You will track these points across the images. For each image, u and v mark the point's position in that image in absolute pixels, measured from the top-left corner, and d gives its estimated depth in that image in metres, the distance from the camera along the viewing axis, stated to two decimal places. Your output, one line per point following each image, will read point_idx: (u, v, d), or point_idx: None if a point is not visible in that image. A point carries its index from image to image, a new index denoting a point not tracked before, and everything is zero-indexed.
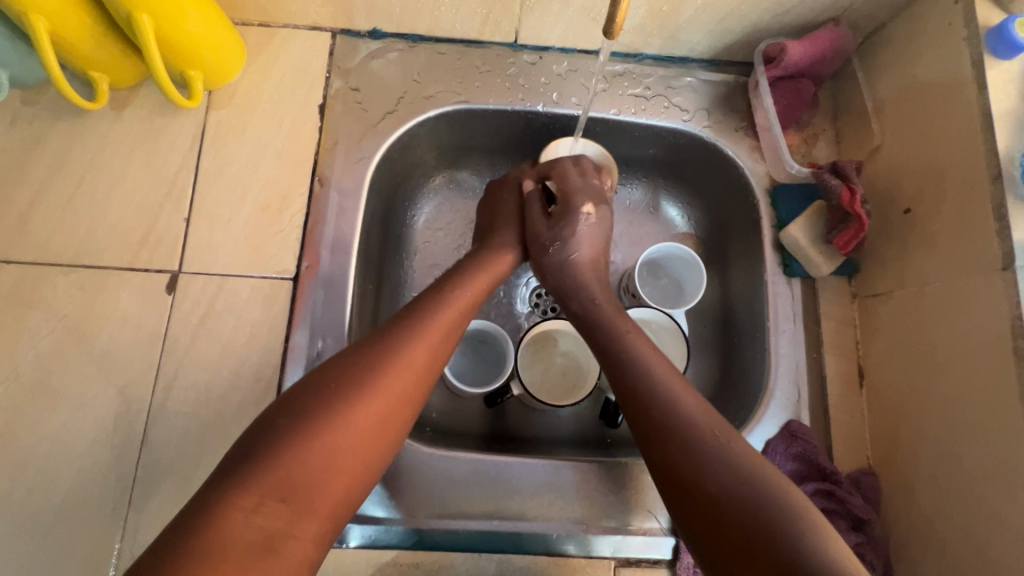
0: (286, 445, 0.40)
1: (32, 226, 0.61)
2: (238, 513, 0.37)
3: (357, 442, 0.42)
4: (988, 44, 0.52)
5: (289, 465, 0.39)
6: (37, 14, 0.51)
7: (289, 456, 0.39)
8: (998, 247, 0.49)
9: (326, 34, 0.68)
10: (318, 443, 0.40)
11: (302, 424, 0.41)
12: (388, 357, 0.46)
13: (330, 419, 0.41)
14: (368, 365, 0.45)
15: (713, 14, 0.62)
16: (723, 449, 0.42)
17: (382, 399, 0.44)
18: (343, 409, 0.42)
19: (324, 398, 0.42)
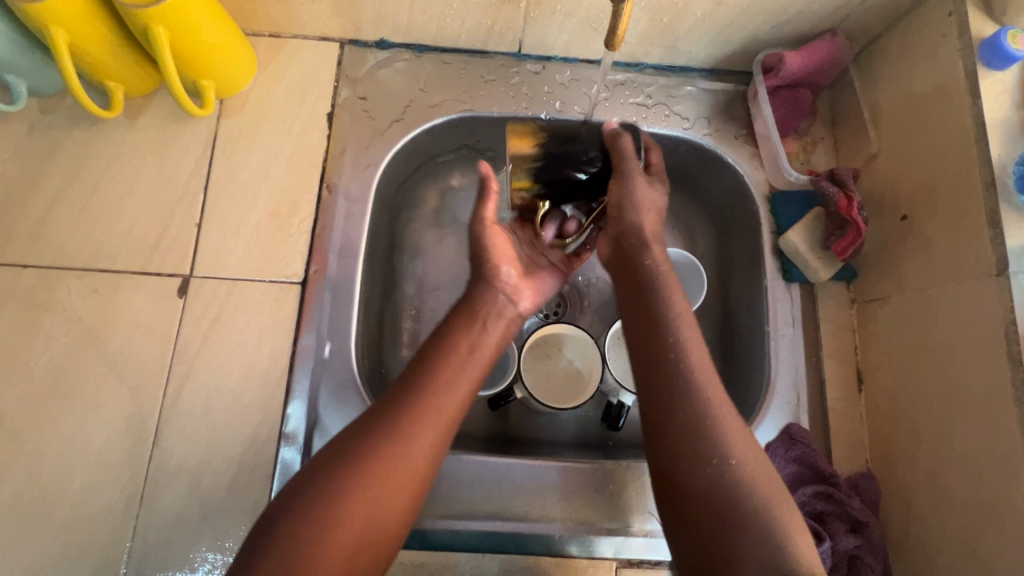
0: (287, 542, 0.40)
1: (49, 231, 0.63)
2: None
3: (353, 531, 0.41)
4: (981, 55, 0.54)
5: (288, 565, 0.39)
6: (57, 26, 0.53)
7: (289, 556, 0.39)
8: (993, 254, 0.50)
9: (334, 45, 0.70)
10: (310, 541, 0.40)
11: (295, 520, 0.41)
12: (389, 432, 0.44)
13: (327, 513, 0.41)
14: (366, 446, 0.44)
15: (712, 26, 0.64)
16: (727, 479, 0.42)
17: (388, 481, 0.43)
18: (337, 499, 0.41)
19: (318, 487, 0.42)
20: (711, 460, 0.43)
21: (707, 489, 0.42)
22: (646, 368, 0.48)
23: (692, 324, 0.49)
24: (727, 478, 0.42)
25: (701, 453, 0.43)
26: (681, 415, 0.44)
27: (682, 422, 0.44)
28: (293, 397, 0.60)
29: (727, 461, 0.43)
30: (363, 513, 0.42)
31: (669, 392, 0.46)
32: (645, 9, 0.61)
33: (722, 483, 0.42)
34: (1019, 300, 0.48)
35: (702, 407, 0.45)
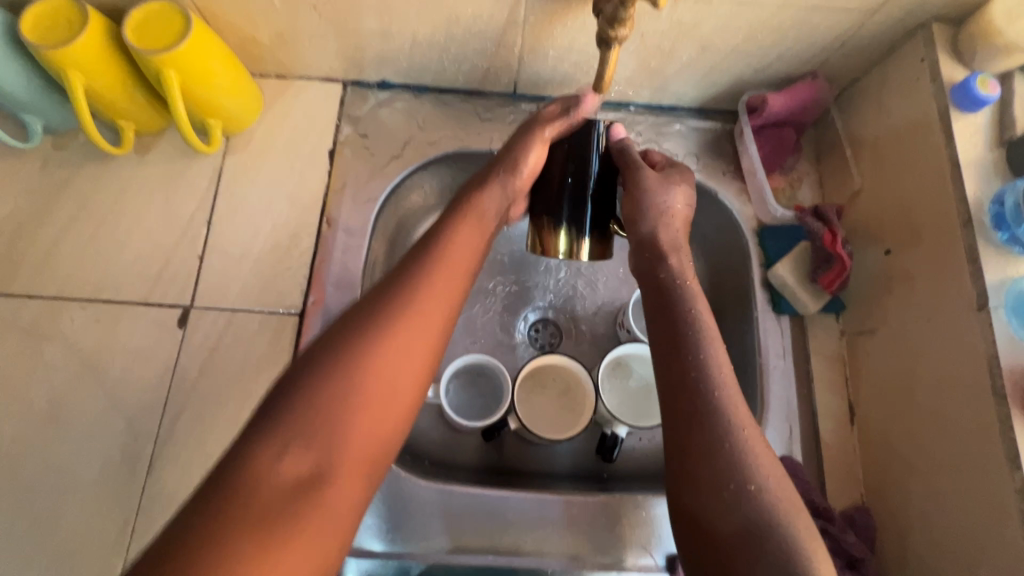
0: (308, 404, 0.40)
1: (55, 262, 0.64)
2: (263, 478, 0.38)
3: (372, 394, 0.42)
4: (953, 97, 0.56)
5: (307, 425, 0.40)
6: (75, 70, 0.56)
7: (312, 416, 0.40)
8: (973, 289, 0.51)
9: (337, 85, 0.73)
10: (337, 403, 0.41)
11: (302, 397, 0.40)
12: (386, 316, 0.44)
13: (345, 376, 0.41)
14: (386, 317, 0.44)
15: (698, 69, 0.67)
16: (754, 510, 0.41)
17: (398, 348, 0.44)
18: (358, 364, 0.42)
19: (340, 353, 0.42)
20: (746, 486, 0.42)
21: (732, 514, 0.42)
22: (668, 391, 0.48)
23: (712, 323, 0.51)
24: (753, 502, 0.42)
25: (722, 471, 0.43)
26: (711, 432, 0.45)
27: (718, 447, 0.44)
28: None
29: (747, 487, 0.42)
30: (380, 380, 0.42)
31: (698, 411, 0.46)
32: (633, 54, 0.64)
33: (749, 500, 0.42)
34: (1001, 334, 0.49)
35: (728, 429, 0.45)
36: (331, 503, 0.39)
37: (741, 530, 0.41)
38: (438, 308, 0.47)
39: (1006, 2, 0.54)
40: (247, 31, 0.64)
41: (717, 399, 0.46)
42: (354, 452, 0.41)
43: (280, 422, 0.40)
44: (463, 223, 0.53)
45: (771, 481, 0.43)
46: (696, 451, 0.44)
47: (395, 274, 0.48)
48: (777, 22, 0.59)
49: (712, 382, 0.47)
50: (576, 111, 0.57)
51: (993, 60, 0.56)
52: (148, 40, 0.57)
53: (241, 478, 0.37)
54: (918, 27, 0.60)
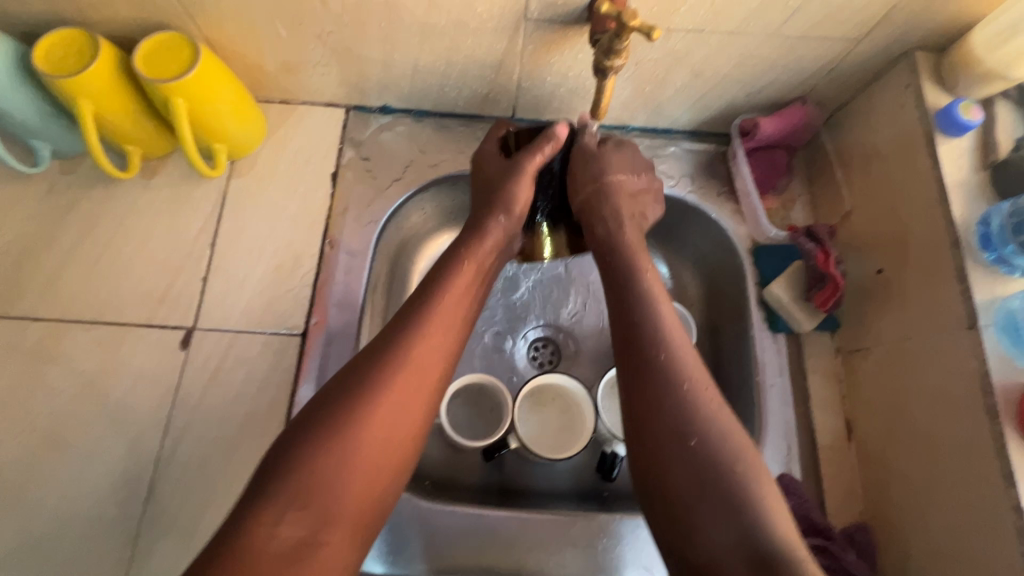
0: (295, 475, 0.42)
1: (60, 285, 0.65)
2: (266, 547, 0.39)
3: (357, 465, 0.43)
4: (938, 123, 0.58)
5: (300, 493, 0.41)
6: (86, 99, 0.58)
7: (302, 485, 0.41)
8: (963, 308, 0.53)
9: (340, 110, 0.75)
10: (330, 469, 0.42)
11: (298, 462, 0.42)
12: (381, 374, 0.46)
13: (332, 448, 0.43)
14: (365, 389, 0.45)
15: (691, 94, 0.69)
16: (697, 459, 0.46)
17: (381, 420, 0.45)
18: (345, 436, 0.43)
19: (327, 423, 0.44)
20: (688, 437, 0.47)
21: (688, 472, 0.46)
22: (624, 354, 0.53)
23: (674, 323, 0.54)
24: (697, 455, 0.46)
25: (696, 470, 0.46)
26: (656, 389, 0.49)
27: (664, 405, 0.48)
28: None
29: (688, 442, 0.46)
30: (369, 450, 0.44)
31: (645, 372, 0.50)
32: (628, 80, 0.66)
33: (692, 449, 0.46)
34: (991, 352, 0.50)
35: (672, 387, 0.49)
36: (328, 559, 0.41)
37: (688, 483, 0.45)
38: (421, 378, 0.48)
39: (987, 31, 0.56)
40: (254, 59, 0.66)
41: (666, 359, 0.50)
42: (348, 514, 0.42)
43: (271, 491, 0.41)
44: (464, 265, 0.55)
45: (713, 436, 0.47)
46: (646, 411, 0.49)
47: (389, 330, 0.50)
48: (767, 50, 0.61)
49: (661, 344, 0.51)
50: (554, 139, 0.58)
51: (975, 87, 0.58)
52: (158, 70, 0.59)
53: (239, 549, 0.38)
54: (902, 54, 0.62)
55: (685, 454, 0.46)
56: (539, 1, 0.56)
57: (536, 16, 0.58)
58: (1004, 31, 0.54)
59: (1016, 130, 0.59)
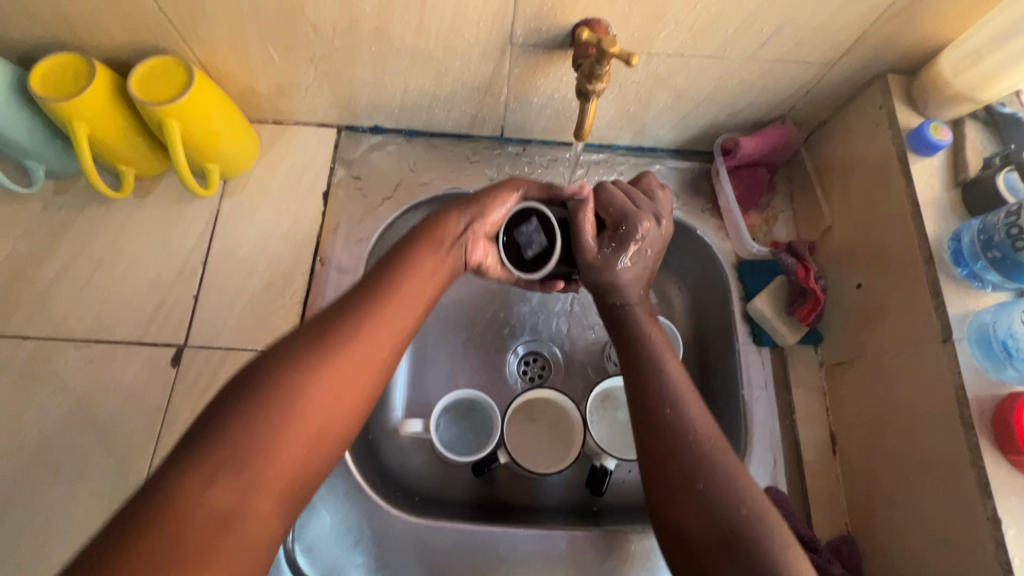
0: (246, 424, 0.40)
1: (51, 303, 0.66)
2: (214, 498, 0.38)
3: (305, 422, 0.42)
4: (910, 142, 0.60)
5: (242, 450, 0.39)
6: (80, 121, 0.59)
7: (245, 438, 0.40)
8: (938, 322, 0.54)
9: (332, 130, 0.76)
10: (282, 424, 0.41)
11: (222, 432, 0.39)
12: (318, 347, 0.44)
13: (284, 404, 0.41)
14: (324, 348, 0.44)
15: (674, 114, 0.71)
16: (708, 505, 0.45)
17: (334, 380, 0.44)
18: (293, 394, 0.42)
19: (284, 377, 0.42)
20: (699, 482, 0.47)
21: (698, 514, 0.45)
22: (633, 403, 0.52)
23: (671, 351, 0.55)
24: (708, 494, 0.46)
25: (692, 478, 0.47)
26: (666, 439, 0.49)
27: (674, 454, 0.48)
28: None
29: (699, 486, 0.46)
30: (317, 408, 0.42)
31: (653, 421, 0.50)
32: (612, 101, 0.68)
33: (703, 493, 0.46)
34: (966, 365, 0.52)
35: (681, 434, 0.49)
36: (251, 530, 0.39)
37: (700, 524, 0.45)
38: (387, 335, 0.47)
39: (953, 55, 0.58)
40: (246, 81, 0.67)
41: (673, 409, 0.50)
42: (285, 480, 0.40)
43: (216, 443, 0.39)
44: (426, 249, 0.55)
45: (727, 480, 0.46)
46: (657, 458, 0.49)
47: (341, 303, 0.49)
48: (745, 73, 0.63)
49: (666, 390, 0.52)
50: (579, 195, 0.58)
51: (944, 108, 0.60)
52: (152, 93, 0.60)
53: (169, 501, 0.37)
54: (875, 77, 0.64)
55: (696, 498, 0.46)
56: (523, 27, 0.58)
57: (521, 41, 0.60)
58: (968, 56, 0.57)
59: (985, 149, 0.61)
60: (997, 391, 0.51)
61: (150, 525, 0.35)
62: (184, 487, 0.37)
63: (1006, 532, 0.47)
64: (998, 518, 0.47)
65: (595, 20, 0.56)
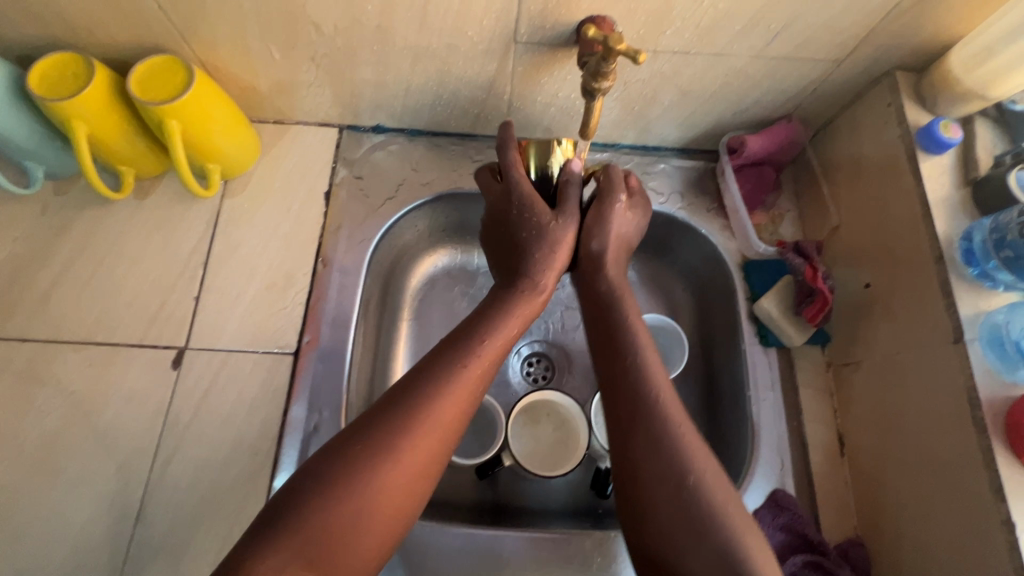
0: (373, 456, 0.45)
1: (51, 306, 0.65)
2: (338, 517, 0.42)
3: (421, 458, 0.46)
4: (920, 141, 0.59)
5: (372, 481, 0.44)
6: (79, 121, 0.58)
7: (375, 463, 0.44)
8: (949, 322, 0.53)
9: (334, 130, 0.75)
10: (404, 457, 0.45)
11: (313, 505, 0.42)
12: (417, 412, 0.47)
13: (406, 437, 0.46)
14: (441, 387, 0.49)
15: (680, 112, 0.70)
16: (694, 508, 0.45)
17: (447, 416, 0.48)
18: (415, 432, 0.46)
19: (405, 415, 0.47)
20: (684, 477, 0.46)
21: (676, 512, 0.45)
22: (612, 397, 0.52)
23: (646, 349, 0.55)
24: (688, 493, 0.46)
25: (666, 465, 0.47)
26: (648, 436, 0.48)
27: (657, 450, 0.48)
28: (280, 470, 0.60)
29: (686, 482, 0.46)
30: (431, 444, 0.47)
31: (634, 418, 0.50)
32: (617, 100, 0.67)
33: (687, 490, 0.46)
34: (978, 366, 0.51)
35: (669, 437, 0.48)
36: None
37: (677, 515, 0.45)
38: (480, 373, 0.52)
39: (965, 52, 0.57)
40: (247, 80, 0.67)
41: (663, 411, 0.50)
42: (399, 505, 0.45)
43: (349, 470, 0.44)
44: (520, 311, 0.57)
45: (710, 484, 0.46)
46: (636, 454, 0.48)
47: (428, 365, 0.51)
48: (752, 71, 0.63)
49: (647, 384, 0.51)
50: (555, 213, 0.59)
51: (955, 106, 0.59)
52: (151, 93, 0.59)
53: (310, 517, 0.42)
54: (882, 74, 0.64)
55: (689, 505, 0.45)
56: (527, 25, 0.57)
57: (525, 39, 0.59)
58: (980, 53, 0.56)
59: (996, 147, 0.60)
60: (1009, 392, 0.50)
61: (299, 529, 0.41)
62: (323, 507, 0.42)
63: (1021, 536, 0.46)
64: (1011, 522, 0.47)
65: (601, 17, 0.55)
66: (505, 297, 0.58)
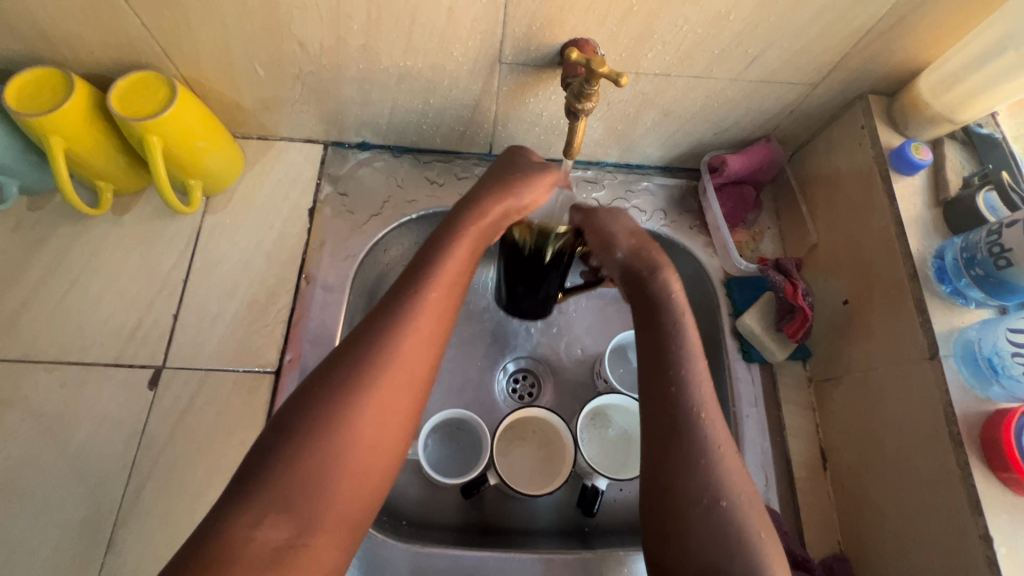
0: (335, 406, 0.43)
1: (22, 325, 0.63)
2: (314, 473, 0.41)
3: (388, 399, 0.44)
4: (892, 162, 0.62)
5: (329, 466, 0.41)
6: (56, 136, 0.57)
7: (359, 388, 0.44)
8: (925, 339, 0.55)
9: (318, 146, 0.75)
10: (383, 381, 0.44)
11: (291, 446, 0.41)
12: (390, 335, 0.46)
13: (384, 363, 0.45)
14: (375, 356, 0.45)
15: (662, 131, 0.71)
16: (721, 528, 0.44)
17: (395, 370, 0.45)
18: (360, 406, 0.43)
19: (342, 395, 0.43)
20: (697, 458, 0.47)
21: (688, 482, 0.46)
22: (644, 331, 0.54)
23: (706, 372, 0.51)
24: (691, 428, 0.48)
25: (699, 493, 0.46)
26: (666, 361, 0.51)
27: (689, 473, 0.46)
28: None
29: (718, 504, 0.45)
30: (385, 391, 0.44)
31: (662, 388, 0.50)
32: (601, 119, 0.68)
33: (699, 470, 0.46)
34: (953, 383, 0.52)
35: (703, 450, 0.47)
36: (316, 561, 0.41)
37: (691, 504, 0.45)
38: (444, 299, 0.49)
39: (931, 78, 0.59)
40: (231, 97, 0.67)
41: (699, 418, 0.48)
42: (388, 440, 0.44)
43: (312, 422, 0.42)
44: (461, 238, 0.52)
45: (722, 456, 0.47)
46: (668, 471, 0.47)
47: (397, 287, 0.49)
48: (731, 92, 0.64)
49: (683, 360, 0.51)
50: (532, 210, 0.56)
51: (924, 129, 0.61)
52: (132, 108, 0.59)
53: (270, 479, 0.40)
54: (856, 98, 0.66)
55: (712, 511, 0.45)
56: (512, 46, 0.58)
57: (510, 59, 0.60)
58: (945, 79, 0.58)
59: (964, 168, 0.62)
60: (983, 407, 0.52)
61: (261, 492, 0.40)
62: (281, 477, 0.40)
63: (998, 550, 0.47)
64: (989, 536, 0.47)
65: (583, 40, 0.56)
66: (457, 226, 0.53)
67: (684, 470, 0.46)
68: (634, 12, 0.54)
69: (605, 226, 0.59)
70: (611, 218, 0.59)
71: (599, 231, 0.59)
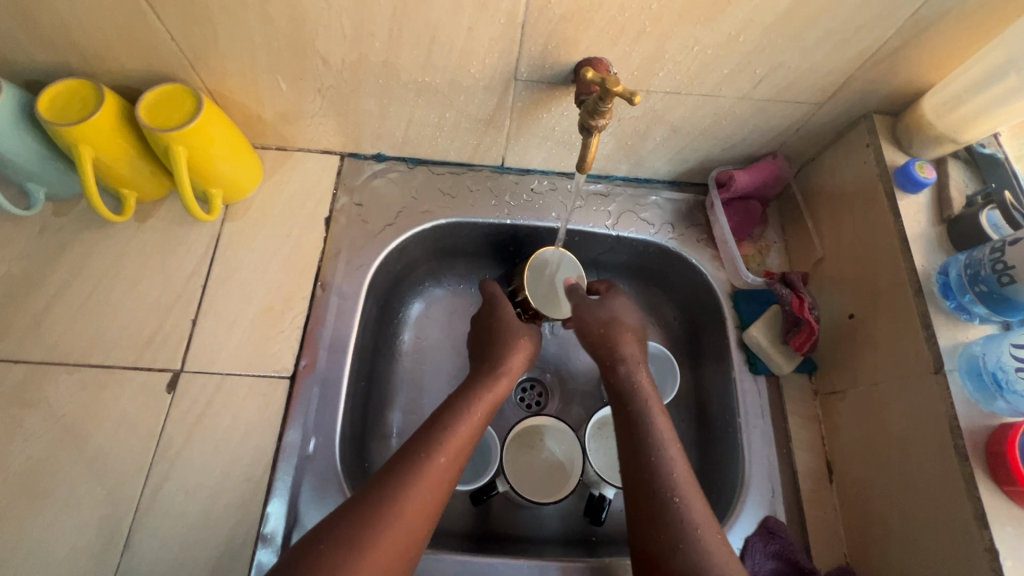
0: (401, 476, 0.51)
1: (44, 328, 0.64)
2: (370, 531, 0.47)
3: (443, 472, 0.53)
4: (897, 180, 0.63)
5: (379, 529, 0.47)
6: (86, 145, 0.59)
7: (421, 462, 0.52)
8: (929, 353, 0.56)
9: (335, 157, 0.77)
10: (441, 452, 0.53)
11: (365, 508, 0.48)
12: (451, 415, 0.57)
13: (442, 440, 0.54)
14: (438, 438, 0.54)
15: (670, 148, 0.73)
16: None
17: (453, 456, 0.54)
18: (420, 478, 0.51)
19: (404, 476, 0.51)
20: (677, 541, 0.50)
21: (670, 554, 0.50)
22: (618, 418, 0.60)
23: (676, 450, 0.56)
24: (662, 502, 0.53)
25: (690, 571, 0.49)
26: (643, 448, 0.56)
27: (676, 548, 0.50)
28: (273, 496, 0.60)
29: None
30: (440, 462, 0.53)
31: (637, 469, 0.55)
32: (611, 135, 0.70)
33: (678, 553, 0.50)
34: (958, 396, 0.53)
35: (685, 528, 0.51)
36: None
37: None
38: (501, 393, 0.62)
39: (935, 99, 0.61)
40: (253, 109, 0.69)
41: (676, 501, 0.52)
42: (433, 506, 0.51)
43: (379, 486, 0.50)
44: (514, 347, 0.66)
45: (695, 522, 0.51)
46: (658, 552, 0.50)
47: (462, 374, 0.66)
48: (738, 111, 0.66)
49: (657, 446, 0.56)
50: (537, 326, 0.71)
51: (928, 148, 0.63)
52: (160, 120, 0.60)
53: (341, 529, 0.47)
54: (861, 116, 0.68)
55: None
56: (528, 64, 0.60)
57: (525, 77, 0.62)
58: (949, 100, 0.60)
59: (967, 186, 0.63)
60: (987, 421, 0.52)
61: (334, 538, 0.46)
62: (347, 527, 0.47)
63: (1004, 562, 0.47)
64: (995, 549, 0.48)
65: (597, 59, 0.58)
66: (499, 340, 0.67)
67: (671, 549, 0.50)
68: (647, 33, 0.56)
69: (583, 313, 0.67)
70: (597, 308, 0.67)
71: (582, 317, 0.67)
